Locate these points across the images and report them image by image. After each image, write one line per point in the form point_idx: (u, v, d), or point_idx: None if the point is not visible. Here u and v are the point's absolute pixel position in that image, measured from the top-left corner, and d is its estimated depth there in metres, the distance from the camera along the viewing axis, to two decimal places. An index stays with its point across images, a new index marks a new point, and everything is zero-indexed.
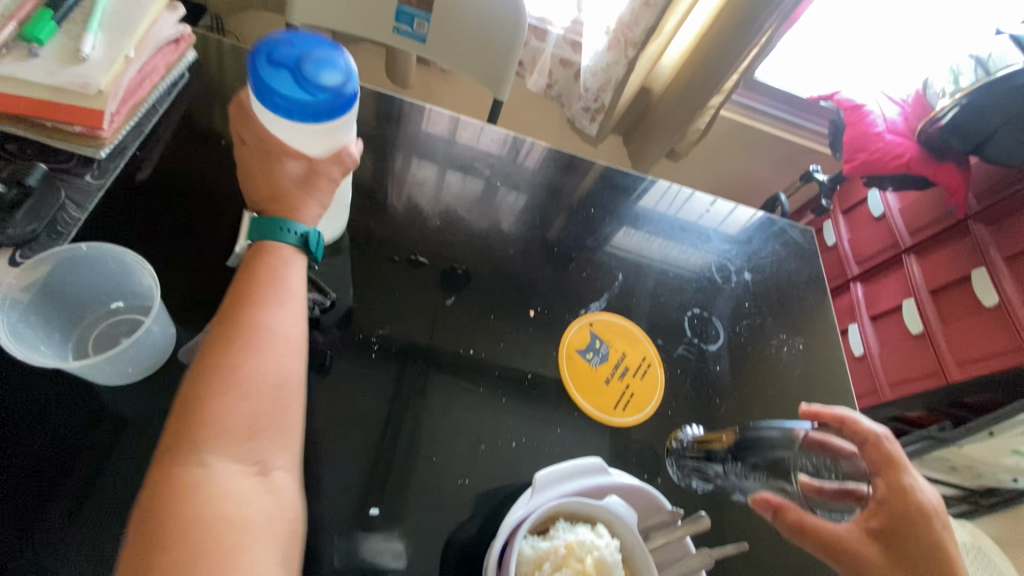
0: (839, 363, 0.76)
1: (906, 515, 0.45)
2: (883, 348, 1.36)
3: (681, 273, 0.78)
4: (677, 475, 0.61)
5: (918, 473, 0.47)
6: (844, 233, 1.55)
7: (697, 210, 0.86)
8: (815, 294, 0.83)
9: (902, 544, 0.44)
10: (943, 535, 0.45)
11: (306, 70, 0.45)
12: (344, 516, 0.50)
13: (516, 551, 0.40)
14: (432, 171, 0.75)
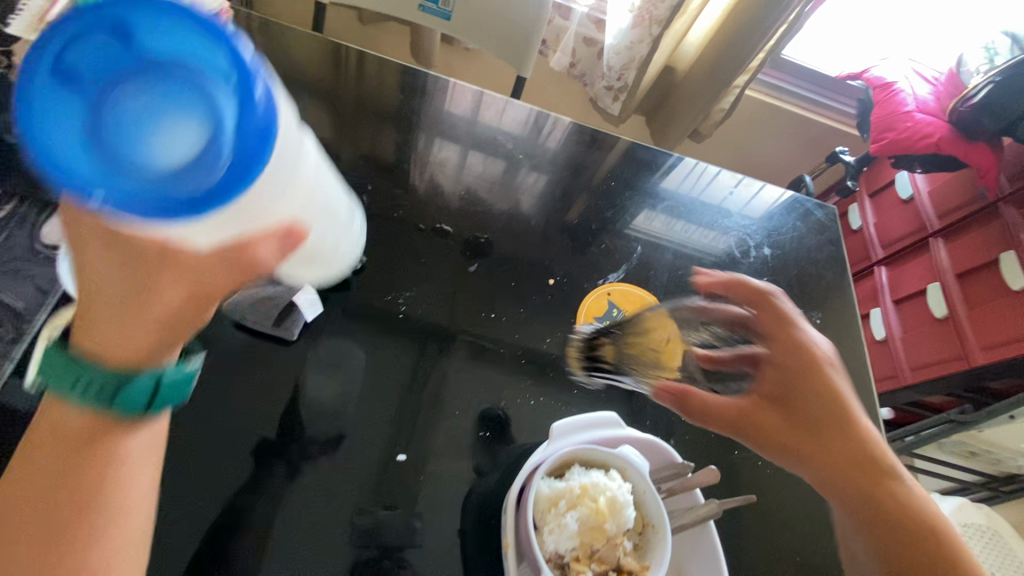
0: (854, 338, 0.77)
1: (793, 372, 0.54)
2: (905, 332, 1.35)
3: (699, 247, 0.79)
4: (579, 377, 0.63)
5: (807, 327, 0.58)
6: (869, 216, 1.53)
7: (721, 190, 0.86)
8: (835, 271, 0.83)
9: (796, 401, 0.52)
10: (833, 386, 0.54)
11: (125, 122, 0.28)
12: (359, 503, 0.51)
13: (534, 490, 0.43)
14: (455, 152, 0.76)
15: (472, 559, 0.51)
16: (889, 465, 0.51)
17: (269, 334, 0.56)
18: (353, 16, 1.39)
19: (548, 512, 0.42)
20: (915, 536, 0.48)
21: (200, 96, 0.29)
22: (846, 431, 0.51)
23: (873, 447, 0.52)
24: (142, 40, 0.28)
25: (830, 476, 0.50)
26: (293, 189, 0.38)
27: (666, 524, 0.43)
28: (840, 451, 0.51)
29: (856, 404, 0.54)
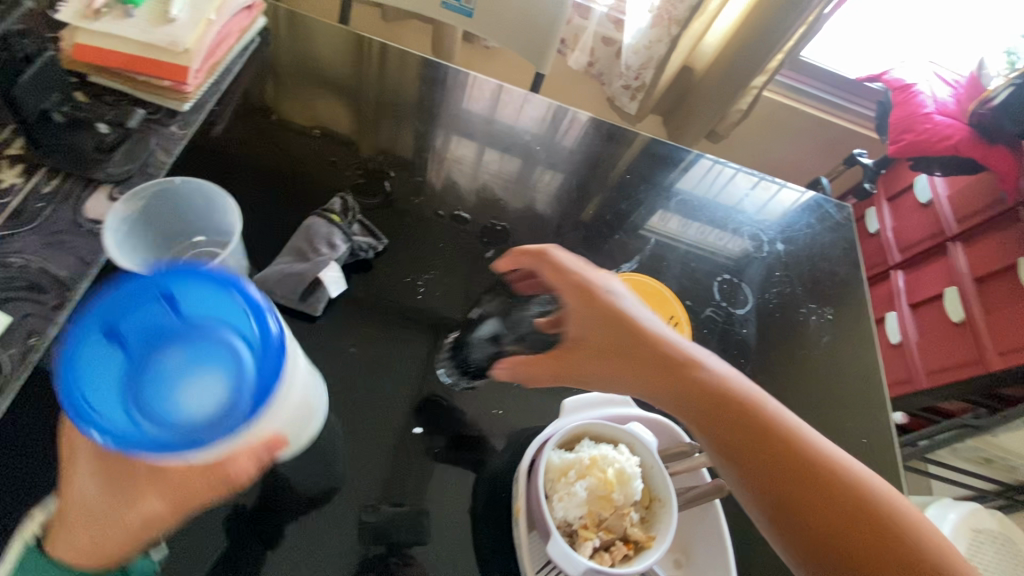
0: (866, 335, 0.78)
1: (573, 290, 0.52)
2: (920, 336, 1.34)
3: (712, 241, 0.80)
4: (447, 377, 0.58)
5: (596, 271, 0.54)
6: (887, 221, 1.52)
7: (738, 192, 0.87)
8: (848, 268, 0.83)
9: (589, 329, 0.51)
10: (608, 296, 0.52)
11: (163, 372, 0.36)
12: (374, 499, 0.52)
13: (545, 460, 0.44)
14: (472, 149, 0.77)
15: (480, 533, 0.52)
16: (693, 362, 0.50)
17: (296, 309, 0.58)
18: (377, 13, 1.42)
19: (558, 481, 0.44)
20: (743, 418, 0.47)
21: (223, 344, 0.37)
22: (646, 343, 0.50)
23: (675, 349, 0.50)
24: (184, 309, 0.38)
25: (658, 395, 0.49)
26: (285, 409, 0.41)
27: (673, 498, 0.44)
28: (644, 368, 0.49)
29: (638, 307, 0.53)
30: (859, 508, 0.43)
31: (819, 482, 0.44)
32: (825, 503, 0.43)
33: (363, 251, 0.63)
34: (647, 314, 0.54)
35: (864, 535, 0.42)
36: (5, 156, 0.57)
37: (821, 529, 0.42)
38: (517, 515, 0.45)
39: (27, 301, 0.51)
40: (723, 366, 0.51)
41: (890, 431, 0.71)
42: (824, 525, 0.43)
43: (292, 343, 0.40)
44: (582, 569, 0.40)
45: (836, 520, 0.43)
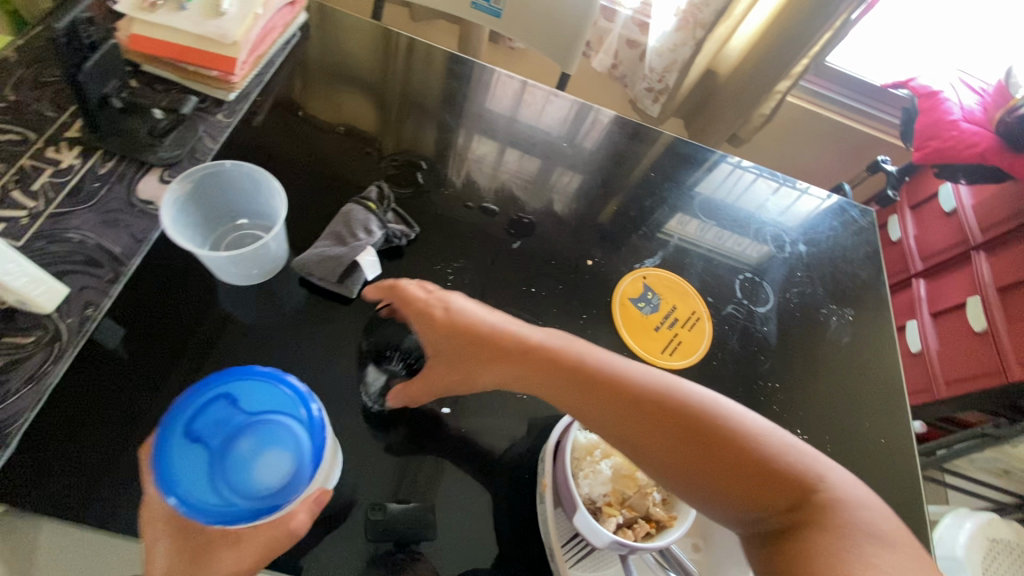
0: (888, 337, 0.78)
1: (418, 311, 0.55)
2: (941, 346, 1.33)
3: (734, 240, 0.81)
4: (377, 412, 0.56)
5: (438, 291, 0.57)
6: (910, 229, 1.51)
7: (760, 195, 0.87)
8: (870, 271, 0.84)
9: (443, 341, 0.54)
10: (453, 308, 0.55)
11: (235, 456, 0.42)
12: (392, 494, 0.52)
13: (571, 439, 0.47)
14: (492, 148, 0.78)
15: (502, 511, 0.54)
16: (545, 348, 0.51)
17: (333, 290, 0.61)
18: (405, 13, 1.46)
19: (584, 460, 0.48)
20: (604, 391, 0.48)
21: (284, 429, 0.44)
22: (499, 338, 0.53)
23: (529, 339, 0.52)
24: (245, 403, 0.44)
25: (522, 382, 0.51)
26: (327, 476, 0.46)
27: None
28: (502, 360, 0.52)
29: (487, 311, 0.56)
30: (732, 455, 0.43)
31: (687, 439, 0.44)
32: (697, 456, 0.43)
33: (396, 238, 0.65)
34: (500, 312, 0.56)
35: (742, 480, 0.42)
36: (64, 138, 0.61)
37: (698, 480, 0.43)
38: (544, 491, 0.48)
39: (85, 275, 0.54)
40: (582, 344, 0.52)
41: (909, 431, 0.71)
42: (701, 478, 0.43)
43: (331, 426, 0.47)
44: (606, 541, 0.43)
45: (711, 470, 0.43)
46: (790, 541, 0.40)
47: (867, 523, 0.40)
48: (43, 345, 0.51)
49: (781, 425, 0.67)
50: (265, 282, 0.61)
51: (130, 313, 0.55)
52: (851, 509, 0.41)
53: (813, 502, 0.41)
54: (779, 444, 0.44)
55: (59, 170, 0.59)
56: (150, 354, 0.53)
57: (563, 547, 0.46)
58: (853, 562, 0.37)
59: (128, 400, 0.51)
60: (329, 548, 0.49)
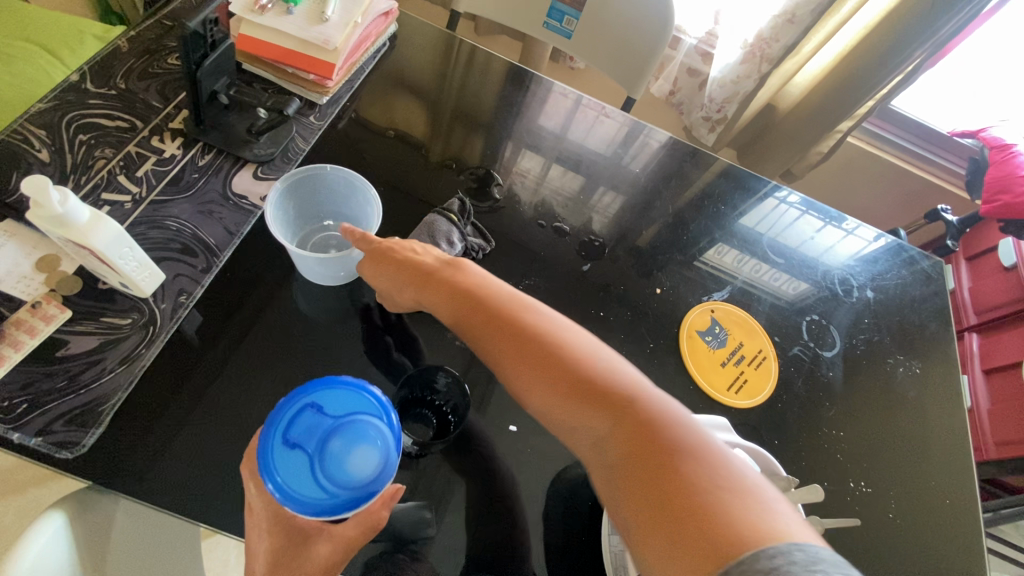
0: (956, 394, 0.76)
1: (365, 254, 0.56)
2: (993, 405, 1.28)
3: (782, 273, 0.80)
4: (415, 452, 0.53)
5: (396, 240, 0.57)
6: (964, 280, 1.48)
7: (803, 234, 0.85)
8: (939, 323, 0.82)
9: (382, 284, 0.56)
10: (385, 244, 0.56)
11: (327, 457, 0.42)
12: (409, 490, 0.52)
13: None
14: (538, 163, 0.78)
15: (561, 539, 0.53)
16: (446, 272, 0.53)
17: None
18: (472, 26, 1.49)
19: None
20: (475, 318, 0.50)
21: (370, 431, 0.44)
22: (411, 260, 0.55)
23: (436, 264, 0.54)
24: (332, 407, 0.45)
25: (428, 307, 0.53)
26: None
27: None
28: (416, 286, 0.54)
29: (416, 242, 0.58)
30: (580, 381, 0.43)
31: (553, 359, 0.45)
32: (557, 377, 0.44)
33: (474, 252, 0.66)
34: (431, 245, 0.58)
35: (593, 406, 0.42)
36: (168, 128, 0.63)
37: (555, 398, 0.44)
38: None
39: (180, 262, 0.56)
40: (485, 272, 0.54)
41: (977, 494, 0.68)
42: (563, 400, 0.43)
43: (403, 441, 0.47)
44: None
45: (561, 392, 0.44)
46: (628, 473, 0.39)
47: (708, 451, 0.38)
48: (138, 327, 0.53)
49: (844, 475, 0.66)
50: (345, 283, 0.62)
51: (208, 299, 0.56)
52: (686, 434, 0.39)
53: (662, 428, 0.40)
54: (624, 376, 0.44)
55: (162, 159, 0.61)
56: (226, 339, 0.55)
57: None
58: (677, 492, 0.36)
59: (206, 385, 0.52)
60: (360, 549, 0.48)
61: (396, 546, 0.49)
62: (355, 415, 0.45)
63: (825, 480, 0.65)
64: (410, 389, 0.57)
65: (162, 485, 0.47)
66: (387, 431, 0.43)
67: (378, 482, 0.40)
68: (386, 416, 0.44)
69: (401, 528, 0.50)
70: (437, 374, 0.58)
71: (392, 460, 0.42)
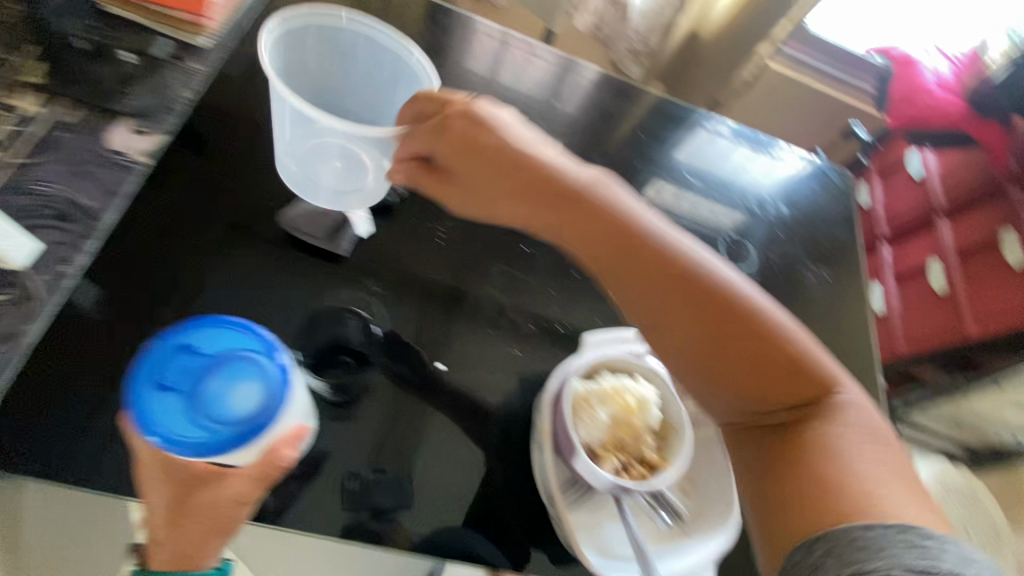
0: (861, 294, 0.81)
1: (432, 135, 0.47)
2: (902, 307, 1.39)
3: (718, 204, 0.82)
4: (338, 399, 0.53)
5: (507, 126, 0.48)
6: (878, 195, 1.52)
7: (735, 165, 0.88)
8: (845, 231, 0.87)
9: (460, 174, 0.48)
10: (467, 123, 0.46)
11: (209, 399, 0.40)
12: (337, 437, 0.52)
13: (570, 388, 0.46)
14: None
15: (497, 464, 0.55)
16: (603, 198, 0.47)
17: (321, 248, 0.59)
18: None
19: (582, 407, 0.46)
20: (637, 257, 0.46)
21: (250, 364, 0.42)
22: (539, 178, 0.47)
23: (579, 182, 0.48)
24: (206, 346, 0.43)
25: (557, 228, 0.48)
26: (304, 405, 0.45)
27: (688, 425, 0.47)
28: (541, 204, 0.48)
29: (517, 130, 0.48)
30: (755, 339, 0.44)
31: (707, 307, 0.44)
32: (736, 332, 0.44)
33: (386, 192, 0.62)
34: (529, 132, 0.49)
35: (771, 369, 0.44)
36: (21, 82, 0.56)
37: (716, 351, 0.44)
38: (541, 439, 0.48)
39: (56, 230, 0.52)
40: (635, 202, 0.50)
41: (878, 382, 0.75)
42: (708, 357, 0.44)
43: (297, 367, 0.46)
44: (605, 485, 0.44)
45: (739, 347, 0.44)
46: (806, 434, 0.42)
47: (869, 425, 0.44)
48: (12, 303, 0.48)
49: None
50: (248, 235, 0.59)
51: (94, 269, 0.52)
52: (858, 406, 0.44)
53: (836, 405, 0.44)
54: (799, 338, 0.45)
55: (20, 119, 0.55)
56: (120, 309, 0.52)
57: (562, 493, 0.48)
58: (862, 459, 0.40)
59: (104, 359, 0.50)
60: (291, 496, 0.49)
61: (372, 514, 0.50)
62: (231, 351, 0.43)
63: None
64: (319, 337, 0.55)
65: (72, 462, 0.45)
66: (270, 365, 0.42)
67: (267, 415, 0.40)
68: (268, 349, 0.43)
69: (377, 499, 0.50)
70: (347, 317, 0.57)
71: (279, 391, 0.41)
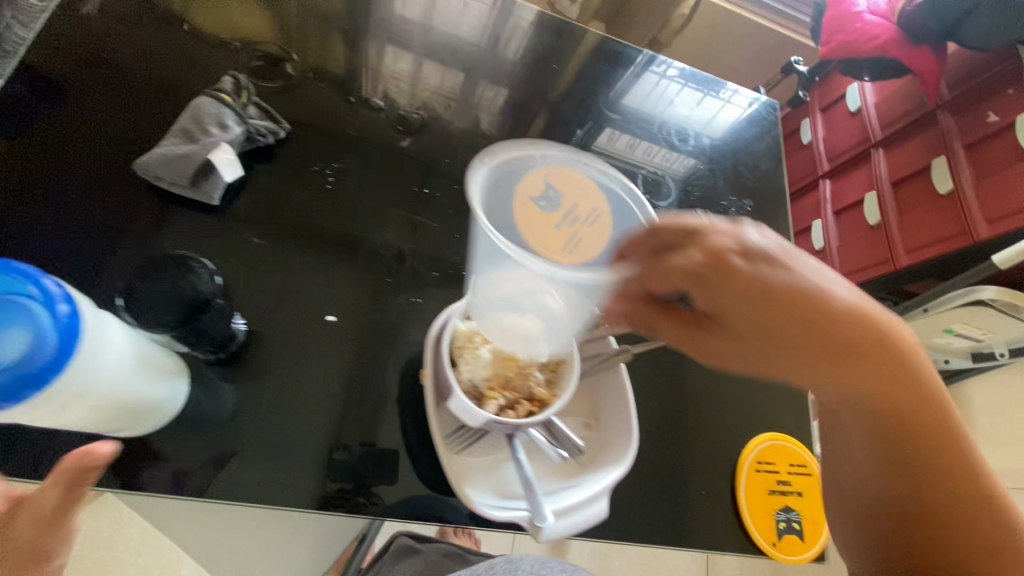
0: (784, 224, 0.81)
1: (692, 277, 0.35)
2: (841, 241, 1.42)
3: (671, 151, 0.80)
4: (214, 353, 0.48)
5: (779, 263, 0.36)
6: (820, 132, 1.55)
7: (683, 110, 0.86)
8: (768, 162, 0.85)
9: (731, 318, 0.37)
10: (752, 262, 0.35)
11: None
12: (215, 397, 0.49)
13: (451, 328, 0.44)
14: (410, 63, 0.71)
15: (396, 415, 0.52)
16: (886, 356, 0.37)
17: (189, 197, 0.54)
18: None
19: (465, 346, 0.44)
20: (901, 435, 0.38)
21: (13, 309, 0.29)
22: (841, 334, 0.36)
23: (851, 319, 0.36)
24: None
25: (758, 363, 0.39)
26: (111, 373, 0.33)
27: (575, 357, 0.45)
28: (740, 339, 0.38)
29: (795, 258, 0.37)
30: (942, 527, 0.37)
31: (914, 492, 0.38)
32: (945, 524, 0.37)
33: (262, 135, 0.57)
34: (779, 242, 0.37)
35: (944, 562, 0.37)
36: None
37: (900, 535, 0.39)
38: (424, 382, 0.47)
39: None
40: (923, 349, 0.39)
41: None
42: (913, 523, 0.38)
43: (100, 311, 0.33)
44: (482, 422, 0.42)
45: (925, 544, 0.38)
46: None
47: None
48: None
49: None
50: (101, 184, 0.53)
51: None
52: None
53: None
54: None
55: None
56: None
57: (449, 438, 0.47)
58: None
59: None
60: (163, 462, 0.45)
61: (358, 488, 0.49)
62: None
63: None
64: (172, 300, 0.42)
65: None
66: (41, 314, 0.28)
67: (21, 387, 0.28)
68: (42, 291, 0.29)
69: (348, 461, 0.49)
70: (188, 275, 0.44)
71: (45, 354, 0.28)
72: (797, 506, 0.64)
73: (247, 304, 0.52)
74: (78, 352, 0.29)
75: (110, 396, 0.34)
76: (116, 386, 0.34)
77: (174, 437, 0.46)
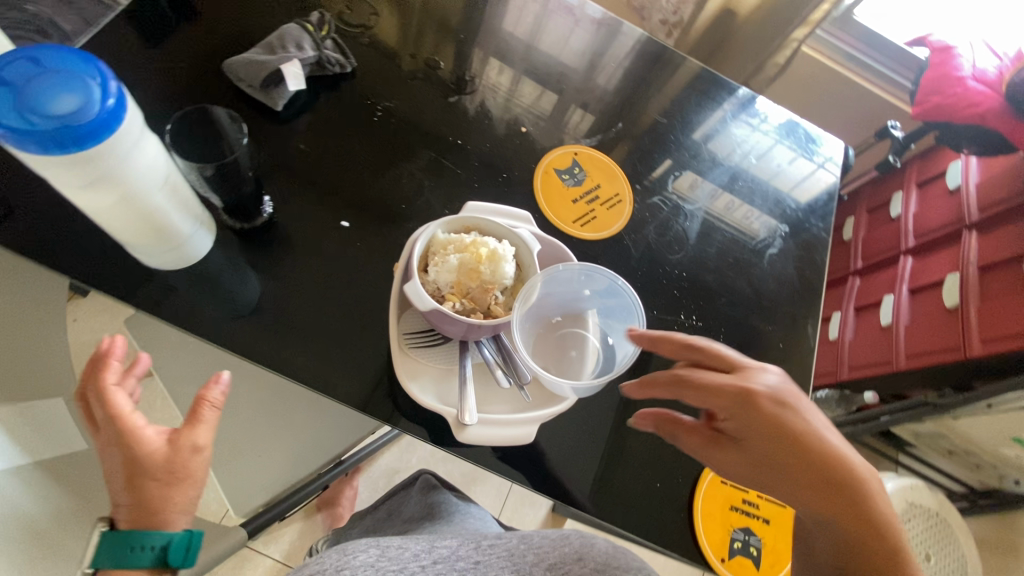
0: (816, 253, 0.78)
1: (726, 402, 0.46)
2: (911, 322, 1.29)
3: (755, 210, 0.79)
4: (243, 219, 0.58)
5: (804, 414, 0.46)
6: (911, 206, 1.42)
7: (775, 164, 0.83)
8: (815, 190, 0.83)
9: (746, 438, 0.46)
10: (783, 409, 0.45)
11: (33, 100, 0.35)
12: (230, 262, 0.57)
13: (430, 232, 0.49)
14: (510, 78, 0.76)
15: (372, 318, 0.57)
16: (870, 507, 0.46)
17: (259, 99, 0.64)
18: None
19: (438, 252, 0.49)
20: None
21: (78, 86, 0.36)
22: (824, 471, 0.45)
23: (845, 469, 0.46)
24: (50, 59, 0.36)
25: (765, 484, 0.47)
26: (136, 172, 0.41)
27: (536, 285, 0.49)
28: (758, 464, 0.46)
29: (806, 408, 0.47)
30: None
31: None
32: None
33: (331, 65, 0.67)
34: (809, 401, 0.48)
35: None
36: None
37: None
38: (397, 274, 0.51)
39: None
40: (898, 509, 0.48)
41: (810, 338, 0.72)
42: None
43: (139, 115, 0.41)
44: (430, 310, 0.46)
45: None
46: None
47: None
48: None
49: (678, 307, 0.69)
50: (192, 79, 0.65)
51: None
52: None
53: None
54: None
55: None
56: None
57: (406, 334, 0.50)
58: None
59: None
60: (174, 304, 0.54)
61: None
62: (67, 67, 0.36)
63: (655, 310, 0.68)
64: (208, 149, 0.55)
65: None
66: (99, 92, 0.36)
67: (86, 141, 0.36)
68: (101, 79, 0.37)
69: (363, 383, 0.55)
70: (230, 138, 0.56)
71: (105, 124, 0.36)
72: (758, 531, 0.61)
73: (277, 196, 0.61)
74: (114, 133, 0.37)
75: (132, 194, 0.42)
76: (138, 187, 0.42)
77: (191, 284, 0.55)
